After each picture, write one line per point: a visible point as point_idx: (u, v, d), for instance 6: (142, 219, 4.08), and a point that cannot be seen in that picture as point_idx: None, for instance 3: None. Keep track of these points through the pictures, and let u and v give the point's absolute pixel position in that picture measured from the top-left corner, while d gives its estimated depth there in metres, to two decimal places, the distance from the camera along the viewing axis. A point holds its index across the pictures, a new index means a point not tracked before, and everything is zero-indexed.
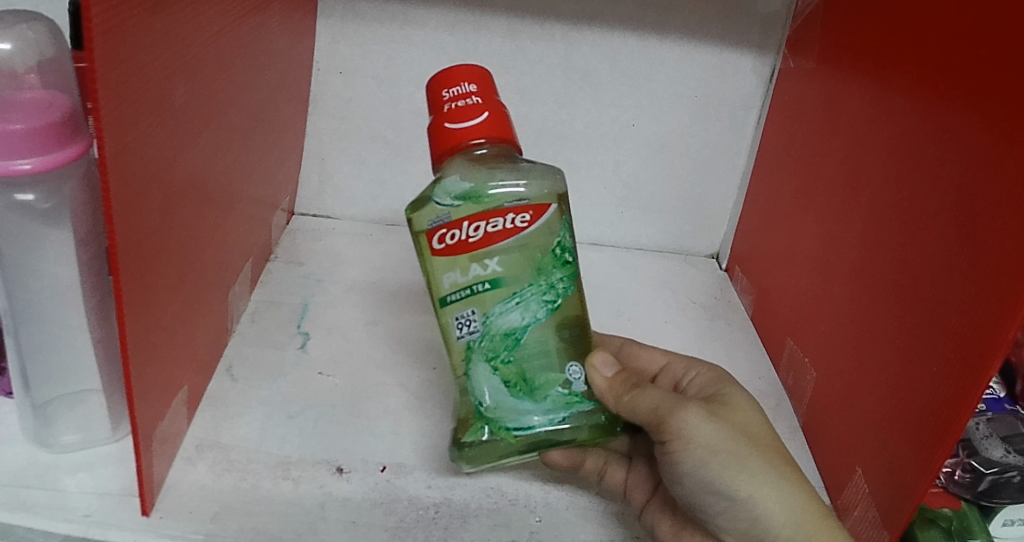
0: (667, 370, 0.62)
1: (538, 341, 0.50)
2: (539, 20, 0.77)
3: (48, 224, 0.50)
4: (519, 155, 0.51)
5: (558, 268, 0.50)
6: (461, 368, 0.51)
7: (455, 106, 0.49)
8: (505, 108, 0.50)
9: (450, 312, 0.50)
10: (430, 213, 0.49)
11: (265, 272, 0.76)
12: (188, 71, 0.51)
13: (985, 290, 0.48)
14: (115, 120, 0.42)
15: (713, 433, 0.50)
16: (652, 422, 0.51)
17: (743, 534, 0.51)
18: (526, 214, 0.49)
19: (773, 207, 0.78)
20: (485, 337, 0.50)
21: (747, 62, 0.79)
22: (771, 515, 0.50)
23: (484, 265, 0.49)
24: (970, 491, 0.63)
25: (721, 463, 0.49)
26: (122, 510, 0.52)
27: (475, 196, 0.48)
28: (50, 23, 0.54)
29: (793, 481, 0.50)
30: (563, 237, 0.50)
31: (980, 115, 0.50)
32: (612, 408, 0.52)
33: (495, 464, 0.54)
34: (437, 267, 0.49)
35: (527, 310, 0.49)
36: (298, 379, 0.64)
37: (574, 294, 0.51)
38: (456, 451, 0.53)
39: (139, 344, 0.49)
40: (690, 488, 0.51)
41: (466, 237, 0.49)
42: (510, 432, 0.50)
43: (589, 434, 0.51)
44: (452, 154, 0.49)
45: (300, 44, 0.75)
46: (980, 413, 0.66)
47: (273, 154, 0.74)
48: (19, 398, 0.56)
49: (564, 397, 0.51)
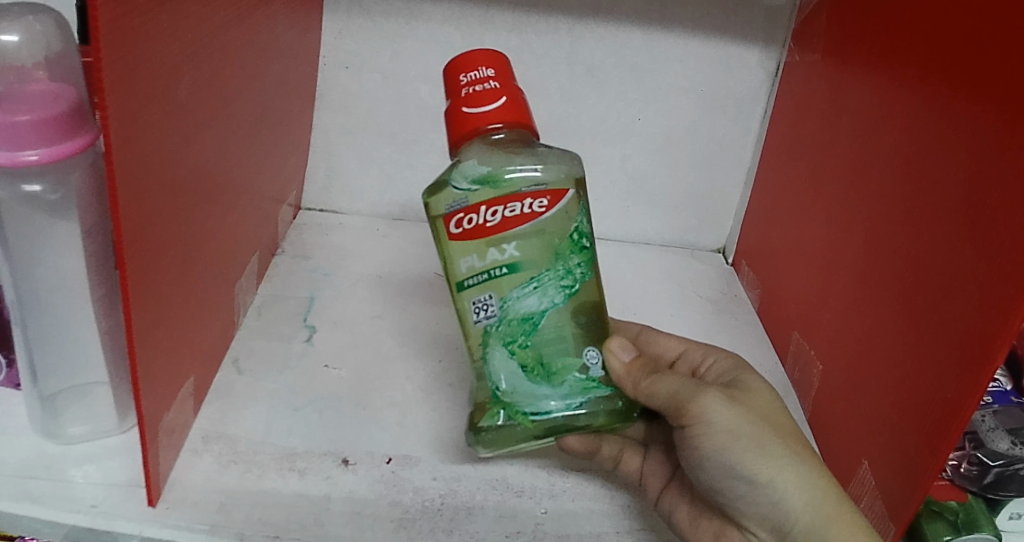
0: (684, 357, 0.62)
1: (555, 327, 0.50)
2: (543, 15, 0.77)
3: (56, 215, 0.51)
4: (536, 140, 0.51)
5: (575, 254, 0.50)
6: (478, 352, 0.51)
7: (473, 91, 0.49)
8: (521, 92, 0.50)
9: (467, 297, 0.50)
10: (447, 197, 0.49)
11: (272, 266, 0.76)
12: (194, 64, 0.51)
13: (991, 275, 0.48)
14: (121, 110, 0.43)
15: (733, 418, 0.50)
16: (672, 407, 0.51)
17: (763, 518, 0.51)
18: (543, 199, 0.49)
19: (777, 202, 0.79)
20: (502, 321, 0.50)
21: (753, 56, 0.79)
22: (791, 499, 0.50)
23: (502, 249, 0.49)
24: (977, 483, 0.63)
25: (742, 447, 0.49)
26: (128, 501, 0.52)
27: (492, 180, 0.48)
28: (57, 16, 0.54)
29: (814, 464, 0.50)
30: (580, 222, 0.50)
31: (986, 104, 0.50)
32: (629, 393, 0.52)
33: (511, 450, 0.54)
34: (454, 251, 0.49)
35: (544, 295, 0.49)
36: (304, 371, 0.64)
37: (592, 279, 0.51)
38: (473, 436, 0.53)
39: (145, 333, 0.49)
40: (710, 471, 0.51)
41: (483, 222, 0.49)
42: (527, 417, 0.50)
43: (605, 420, 0.52)
44: (469, 138, 0.49)
45: (307, 38, 0.75)
46: (985, 405, 0.65)
47: (279, 149, 0.74)
48: (27, 391, 0.57)
49: (581, 382, 0.51)
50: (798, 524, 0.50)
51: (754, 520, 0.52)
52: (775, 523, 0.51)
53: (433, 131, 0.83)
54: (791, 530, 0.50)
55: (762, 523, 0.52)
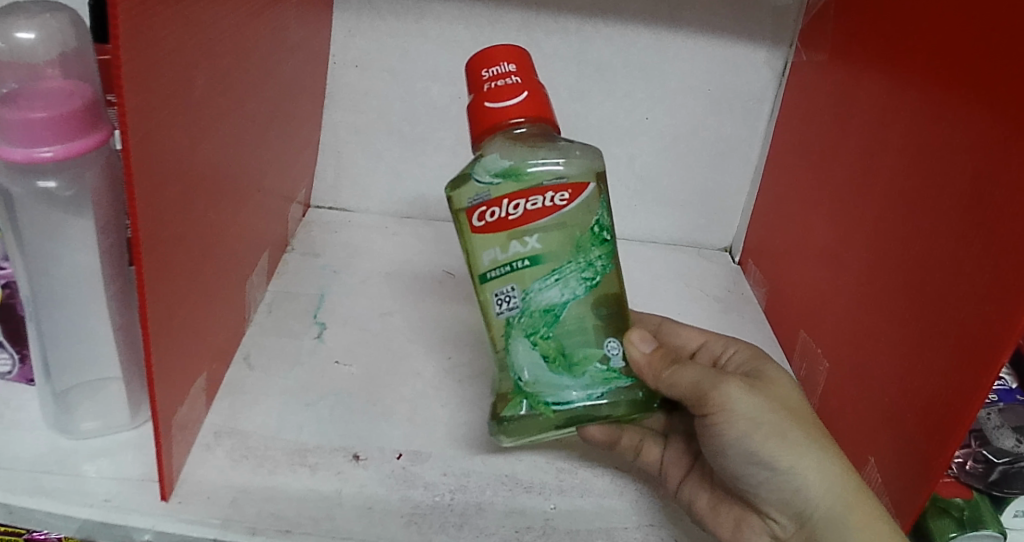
0: (706, 348, 0.62)
1: (576, 318, 0.50)
2: (552, 14, 0.78)
3: (71, 211, 0.51)
4: (558, 134, 0.51)
5: (596, 246, 0.50)
6: (500, 343, 0.52)
7: (495, 85, 0.50)
8: (543, 88, 0.51)
9: (489, 289, 0.51)
10: (470, 191, 0.49)
11: (282, 263, 0.77)
12: (210, 63, 0.52)
13: (998, 270, 0.48)
14: (138, 109, 0.43)
15: (755, 406, 0.50)
16: (693, 397, 0.51)
17: (783, 504, 0.52)
18: (565, 193, 0.49)
19: (784, 200, 0.79)
20: (525, 313, 0.50)
21: (761, 56, 0.79)
22: (811, 486, 0.50)
23: (524, 242, 0.49)
24: (982, 480, 0.63)
25: (763, 435, 0.50)
26: (141, 495, 0.53)
27: (515, 174, 0.48)
28: (73, 13, 0.54)
29: (833, 452, 0.51)
30: (601, 215, 0.51)
31: (992, 103, 0.50)
32: (650, 384, 0.52)
33: (532, 440, 0.55)
34: (477, 244, 0.50)
35: (566, 287, 0.50)
36: (315, 367, 0.65)
37: (612, 271, 0.51)
38: (496, 426, 0.53)
39: (160, 329, 0.49)
40: (732, 459, 0.52)
41: (506, 215, 0.49)
42: (549, 407, 0.51)
43: (626, 410, 0.52)
44: (492, 133, 0.49)
45: (317, 36, 0.75)
46: (991, 403, 0.66)
47: (290, 147, 0.74)
48: (41, 386, 0.57)
49: (603, 373, 0.51)
50: (818, 510, 0.51)
51: (774, 507, 0.53)
52: (795, 509, 0.51)
53: (442, 130, 0.83)
54: (812, 516, 0.51)
55: (783, 509, 0.52)
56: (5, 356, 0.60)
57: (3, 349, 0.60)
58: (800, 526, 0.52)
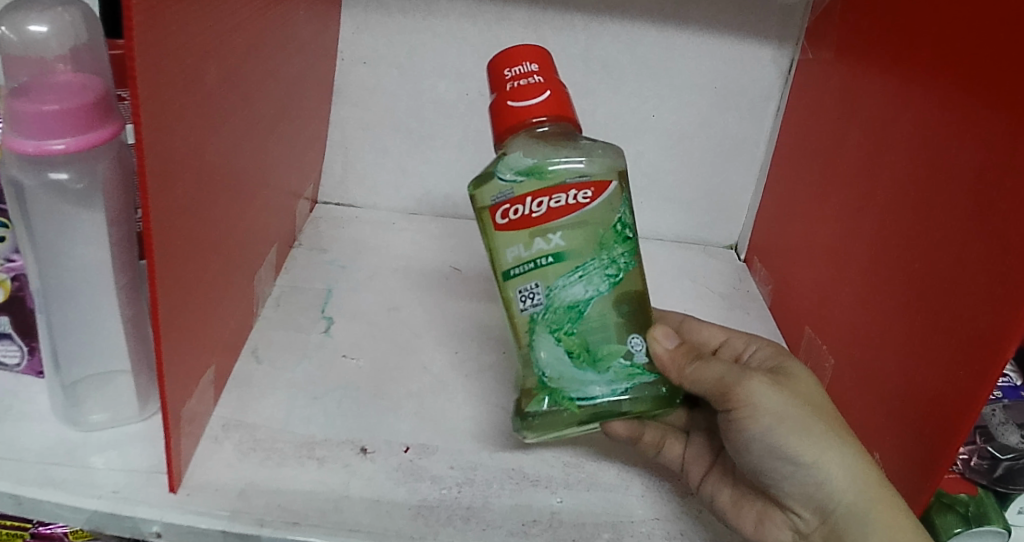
0: (727, 344, 0.63)
1: (599, 315, 0.51)
2: (560, 12, 0.78)
3: (81, 204, 0.52)
4: (579, 133, 0.51)
5: (619, 244, 0.51)
6: (524, 339, 0.52)
7: (518, 85, 0.50)
8: (566, 88, 0.51)
9: (513, 286, 0.51)
10: (493, 189, 0.50)
11: (290, 258, 0.77)
12: (221, 58, 0.52)
13: (1000, 269, 0.49)
14: (151, 105, 0.43)
15: (777, 401, 0.51)
16: (717, 392, 0.52)
17: (806, 499, 0.52)
18: (587, 191, 0.49)
19: (789, 198, 0.79)
20: (549, 309, 0.50)
21: (767, 54, 0.80)
22: (834, 481, 0.50)
23: (547, 239, 0.50)
24: (988, 476, 0.65)
25: (786, 429, 0.50)
26: (149, 487, 0.53)
27: (538, 172, 0.49)
28: (86, 6, 0.55)
29: (855, 448, 0.51)
30: (623, 213, 0.51)
31: (994, 105, 0.51)
32: (673, 380, 0.52)
33: (555, 436, 0.55)
34: (501, 242, 0.50)
35: (589, 283, 0.50)
36: (322, 362, 0.65)
37: (635, 269, 0.52)
38: (519, 422, 0.54)
39: (171, 320, 0.50)
40: (755, 455, 0.52)
41: (529, 212, 0.49)
42: (573, 402, 0.51)
43: (649, 406, 0.52)
44: (514, 131, 0.50)
45: (326, 31, 0.76)
46: (996, 399, 0.66)
47: (298, 142, 0.74)
48: (51, 379, 0.57)
49: (626, 369, 0.51)
50: (841, 507, 0.51)
51: (797, 502, 0.53)
52: (819, 504, 0.52)
53: (449, 127, 0.83)
54: (835, 512, 0.51)
55: (806, 504, 0.52)
56: (14, 348, 0.61)
57: (13, 341, 0.60)
58: (822, 522, 0.52)
